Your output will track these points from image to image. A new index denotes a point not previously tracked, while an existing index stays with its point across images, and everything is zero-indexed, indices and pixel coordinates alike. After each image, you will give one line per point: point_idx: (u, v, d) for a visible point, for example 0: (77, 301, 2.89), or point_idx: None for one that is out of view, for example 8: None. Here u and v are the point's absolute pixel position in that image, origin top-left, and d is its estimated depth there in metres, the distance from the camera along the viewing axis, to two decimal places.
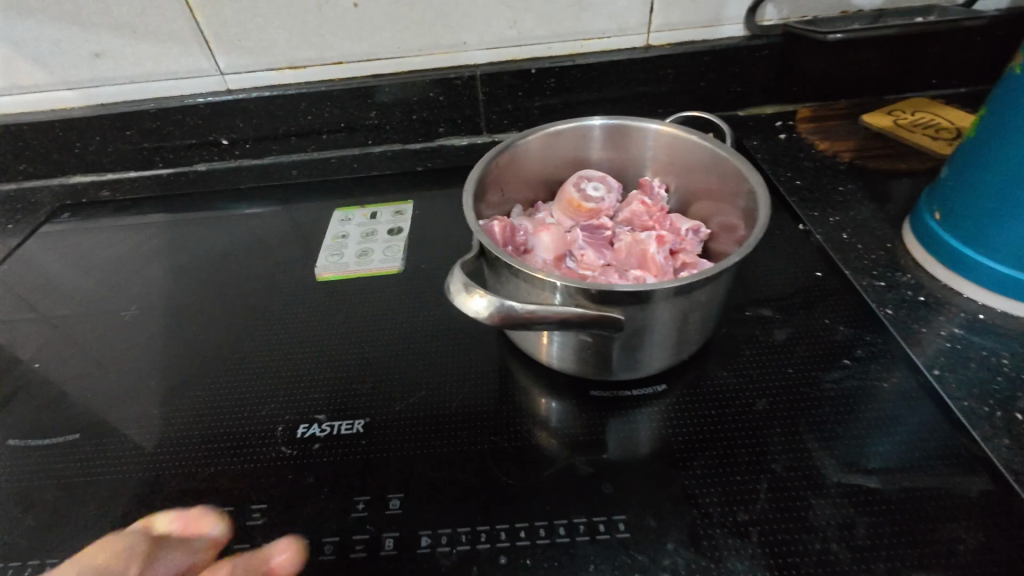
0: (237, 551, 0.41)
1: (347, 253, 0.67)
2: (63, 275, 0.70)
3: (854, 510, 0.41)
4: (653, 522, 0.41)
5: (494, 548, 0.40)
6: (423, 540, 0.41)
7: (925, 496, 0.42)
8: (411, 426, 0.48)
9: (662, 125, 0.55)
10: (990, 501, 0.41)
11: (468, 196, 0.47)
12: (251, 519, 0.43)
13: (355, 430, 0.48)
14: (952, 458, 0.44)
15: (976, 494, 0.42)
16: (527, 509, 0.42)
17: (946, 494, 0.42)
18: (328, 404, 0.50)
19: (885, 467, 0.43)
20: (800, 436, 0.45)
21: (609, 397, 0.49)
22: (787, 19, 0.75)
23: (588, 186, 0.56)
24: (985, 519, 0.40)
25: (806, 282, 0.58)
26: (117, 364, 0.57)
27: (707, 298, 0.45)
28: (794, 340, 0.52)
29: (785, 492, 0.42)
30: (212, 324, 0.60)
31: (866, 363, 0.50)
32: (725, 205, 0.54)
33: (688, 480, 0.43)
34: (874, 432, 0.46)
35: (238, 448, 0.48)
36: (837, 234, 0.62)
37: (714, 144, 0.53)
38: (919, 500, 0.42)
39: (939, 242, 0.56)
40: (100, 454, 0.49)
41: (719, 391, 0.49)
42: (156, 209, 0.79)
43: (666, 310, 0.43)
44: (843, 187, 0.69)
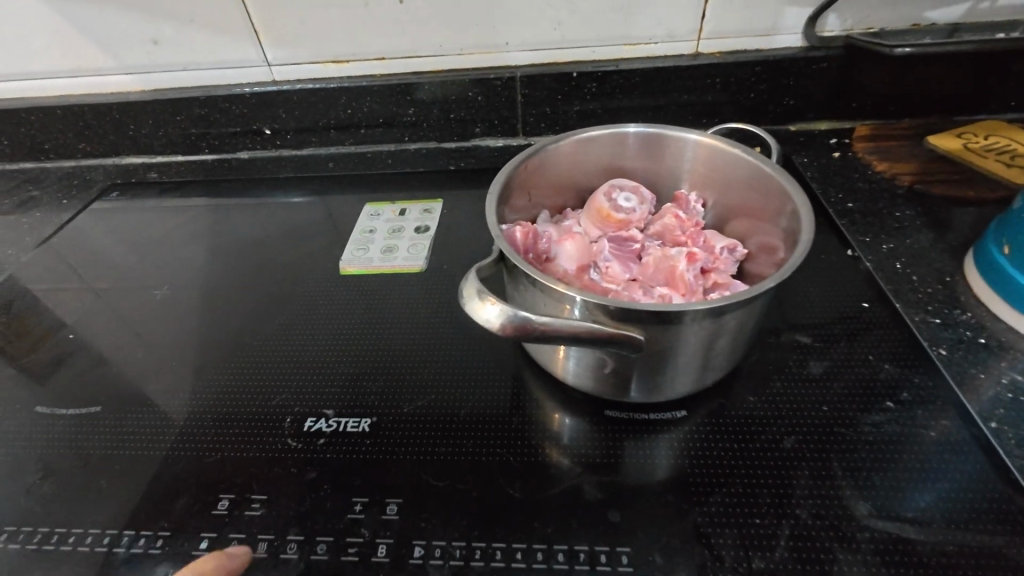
0: (233, 541, 0.41)
1: (372, 247, 0.67)
2: (109, 250, 0.73)
3: (886, 570, 0.37)
4: (659, 558, 0.38)
5: (488, 567, 0.38)
6: (416, 550, 0.39)
7: (970, 563, 0.37)
8: (417, 430, 0.47)
9: (702, 135, 0.52)
10: None
11: (491, 198, 0.46)
12: (249, 510, 0.43)
13: (360, 429, 0.47)
14: (1005, 522, 0.39)
15: None
16: (526, 529, 0.40)
17: (995, 562, 0.37)
18: (337, 399, 0.50)
19: (927, 525, 0.39)
20: (830, 481, 0.42)
21: (624, 419, 0.47)
22: (850, 30, 0.71)
23: (619, 196, 0.53)
24: None
25: (851, 312, 0.54)
26: (143, 341, 0.59)
27: (737, 323, 0.42)
28: (832, 374, 0.48)
29: (808, 542, 0.38)
30: (237, 308, 0.61)
31: (912, 408, 0.46)
32: (764, 225, 0.51)
33: (700, 517, 0.40)
34: (917, 484, 0.41)
35: (247, 436, 0.48)
36: (889, 262, 0.58)
37: (757, 158, 0.49)
38: (965, 567, 0.37)
39: (1007, 280, 0.51)
40: (117, 428, 0.50)
41: (744, 422, 0.46)
42: (199, 193, 0.81)
43: (692, 332, 0.40)
44: (900, 213, 0.64)
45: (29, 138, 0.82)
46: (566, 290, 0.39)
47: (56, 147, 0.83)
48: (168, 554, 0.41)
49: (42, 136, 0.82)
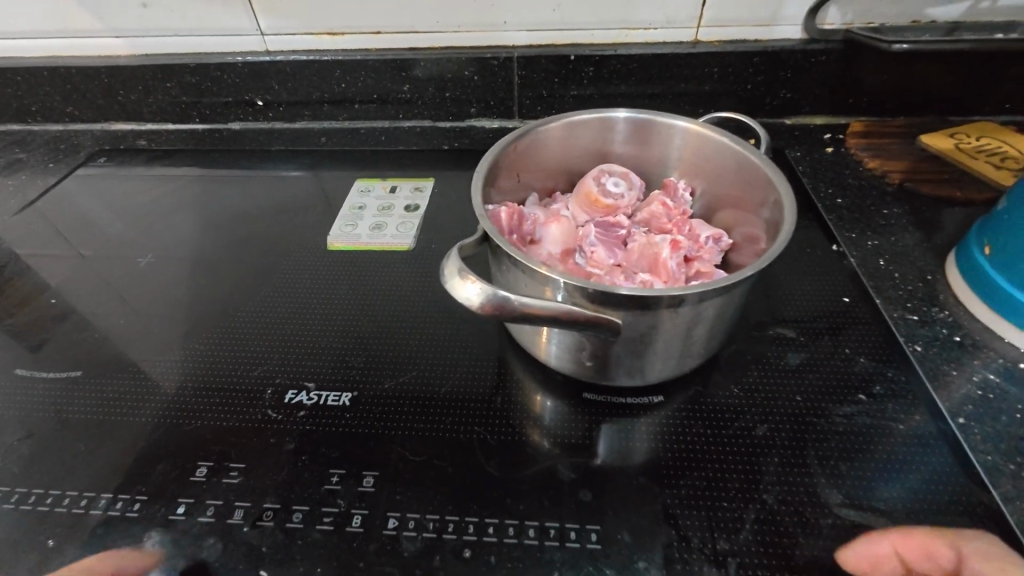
0: (209, 507, 0.41)
1: (362, 224, 0.67)
2: (95, 216, 0.72)
3: (846, 556, 0.38)
4: (628, 538, 0.38)
5: (460, 540, 0.38)
6: (390, 521, 0.39)
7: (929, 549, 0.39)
8: (397, 406, 0.47)
9: (692, 123, 0.52)
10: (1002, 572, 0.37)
11: (478, 177, 0.46)
12: (227, 477, 0.43)
13: (341, 403, 0.48)
14: (962, 515, 0.40)
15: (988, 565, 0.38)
16: (499, 505, 0.40)
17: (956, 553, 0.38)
18: (319, 373, 0.50)
19: (890, 515, 0.40)
20: (799, 468, 0.42)
21: (602, 403, 0.47)
22: (850, 24, 0.70)
23: (608, 180, 0.53)
24: None
25: (832, 306, 0.54)
26: (127, 309, 0.58)
27: (717, 309, 0.42)
28: (808, 366, 0.49)
29: (772, 526, 0.39)
30: (224, 278, 0.61)
31: (883, 401, 0.46)
32: (749, 216, 0.51)
33: (670, 500, 0.41)
34: (882, 476, 0.42)
35: (229, 405, 0.48)
36: (872, 259, 0.59)
37: (745, 149, 0.49)
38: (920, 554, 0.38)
39: (986, 280, 0.52)
40: (97, 395, 0.50)
41: (720, 409, 0.46)
42: (189, 162, 0.80)
43: (673, 317, 0.41)
44: (888, 211, 0.64)
45: (15, 99, 0.81)
46: (546, 270, 0.39)
47: (42, 109, 0.82)
48: (145, 519, 0.41)
49: (29, 97, 0.81)
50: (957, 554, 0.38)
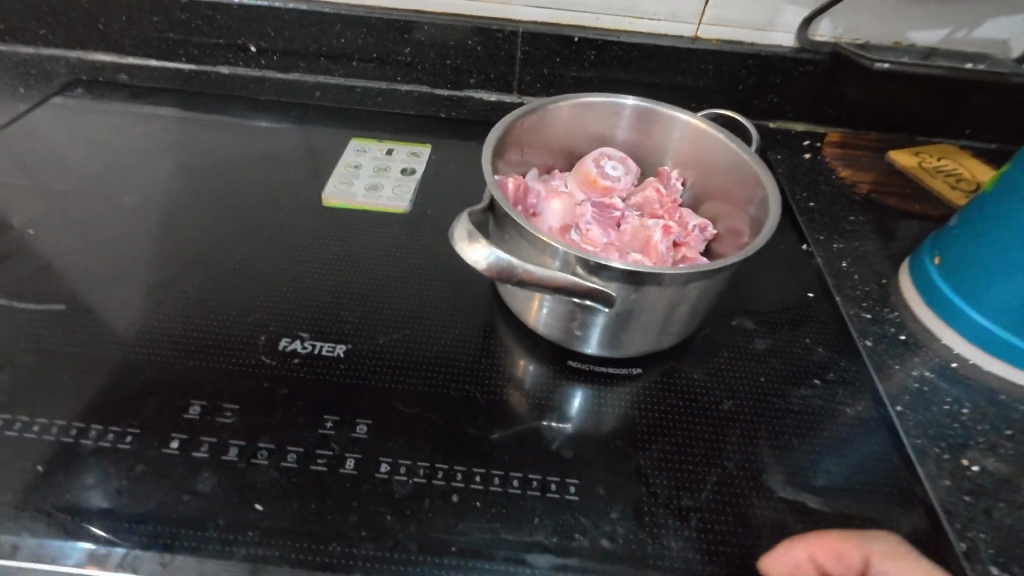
0: (204, 443, 0.42)
1: (357, 183, 0.67)
2: (73, 150, 0.69)
3: (792, 517, 0.42)
4: (603, 491, 0.42)
5: (449, 486, 0.41)
6: (382, 466, 0.41)
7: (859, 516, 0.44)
8: (391, 360, 0.49)
9: (693, 117, 0.55)
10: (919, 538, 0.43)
11: (488, 148, 0.48)
12: (221, 417, 0.43)
13: (335, 353, 0.49)
14: (892, 489, 0.45)
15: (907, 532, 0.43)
16: (486, 457, 0.43)
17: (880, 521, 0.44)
18: (314, 324, 0.51)
19: (833, 484, 0.45)
20: (757, 440, 0.47)
21: (585, 370, 0.50)
22: (839, 39, 0.76)
23: (607, 164, 0.55)
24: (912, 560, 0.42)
25: (798, 300, 0.59)
26: (114, 249, 0.58)
27: (699, 292, 0.46)
28: (772, 351, 0.54)
29: (731, 488, 0.43)
30: (214, 226, 0.61)
31: (834, 386, 0.51)
32: (735, 210, 0.54)
33: (642, 459, 0.44)
34: (829, 451, 0.47)
35: (222, 348, 0.49)
36: (837, 261, 0.64)
37: (740, 150, 0.52)
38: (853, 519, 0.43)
39: (933, 287, 0.57)
40: (82, 330, 0.49)
41: (691, 384, 0.50)
42: (173, 103, 0.78)
43: (661, 294, 0.44)
44: (854, 218, 0.70)
45: None
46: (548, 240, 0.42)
47: (12, 29, 0.77)
48: (136, 451, 0.41)
49: None
50: (863, 555, 0.40)
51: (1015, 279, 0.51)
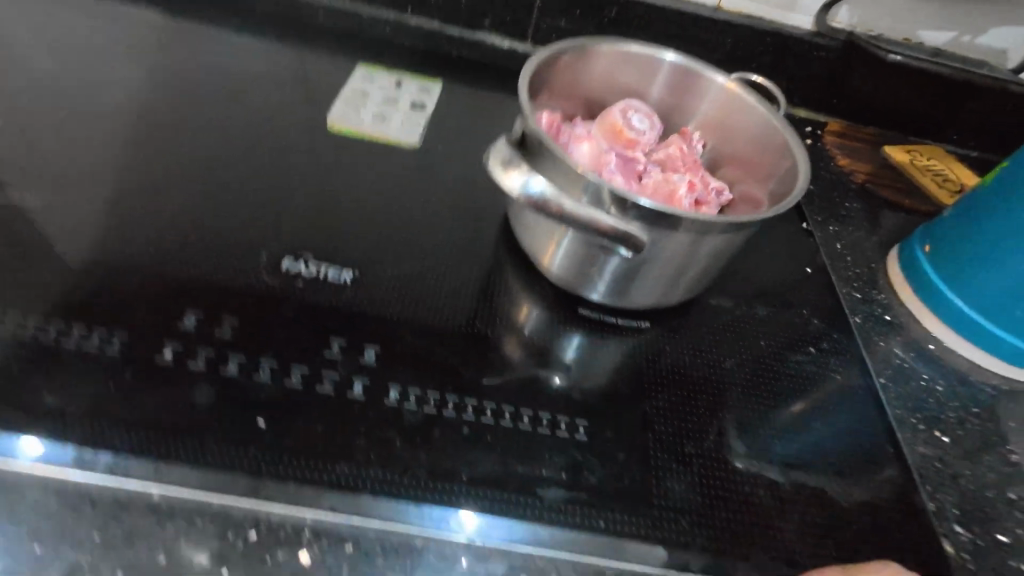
0: (199, 355, 0.39)
1: (364, 111, 0.64)
2: (40, 43, 0.62)
3: (787, 469, 0.44)
4: (610, 434, 0.42)
5: (459, 417, 0.40)
6: (391, 393, 0.40)
7: (849, 474, 0.45)
8: (400, 292, 0.48)
9: (728, 80, 0.54)
10: (903, 496, 0.45)
11: (524, 79, 0.46)
12: (218, 331, 0.41)
13: (342, 280, 0.47)
14: (877, 450, 0.48)
15: (893, 488, 0.45)
16: (497, 392, 0.42)
17: (869, 479, 0.46)
18: (320, 249, 0.49)
19: (823, 444, 0.47)
20: (757, 397, 0.48)
21: (594, 320, 0.50)
22: (854, 27, 0.77)
23: (633, 116, 0.54)
24: (897, 515, 0.44)
25: (796, 274, 0.61)
26: (92, 153, 0.53)
27: (727, 244, 0.45)
28: (773, 318, 0.55)
29: (731, 439, 0.44)
30: (206, 142, 0.57)
31: (827, 355, 0.54)
32: (756, 179, 0.53)
33: (649, 407, 0.45)
34: (821, 413, 0.49)
35: (218, 264, 0.46)
36: (832, 242, 0.66)
37: (772, 118, 0.52)
38: (844, 475, 0.45)
39: (921, 273, 0.60)
40: (59, 232, 0.45)
41: (697, 341, 0.51)
42: (156, 7, 0.71)
43: (688, 245, 0.44)
44: (849, 204, 0.72)
45: None
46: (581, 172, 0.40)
47: None
48: (122, 358, 0.38)
49: None
50: None
51: (1009, 267, 0.53)
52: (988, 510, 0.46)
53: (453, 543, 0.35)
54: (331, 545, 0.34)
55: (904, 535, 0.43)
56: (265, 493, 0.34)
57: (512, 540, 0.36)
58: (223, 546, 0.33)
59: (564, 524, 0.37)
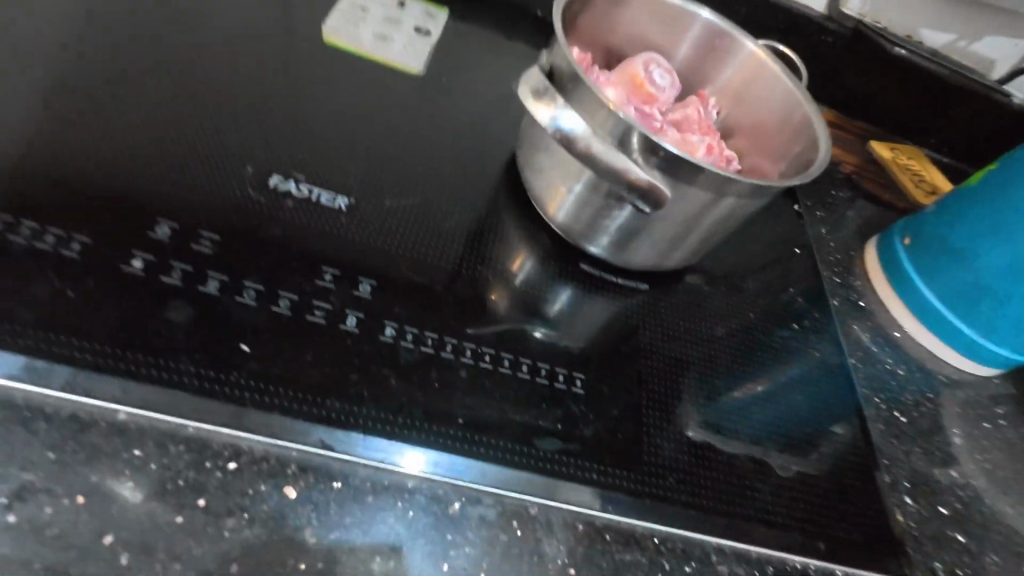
0: (176, 269, 0.36)
1: (363, 27, 0.57)
2: None
3: (767, 436, 0.45)
4: (606, 390, 0.42)
5: (457, 360, 0.39)
6: (387, 329, 0.38)
7: (825, 444, 0.47)
8: (399, 225, 0.44)
9: (759, 47, 0.51)
10: (872, 466, 0.47)
11: (555, 12, 0.43)
12: (198, 245, 0.37)
13: (336, 205, 0.43)
14: (850, 423, 0.50)
15: (863, 456, 0.48)
16: (496, 338, 0.41)
17: (843, 449, 0.48)
18: (313, 170, 0.45)
19: (801, 415, 0.49)
20: (742, 366, 0.49)
21: (594, 276, 0.49)
22: (863, 17, 0.77)
23: (655, 71, 0.52)
24: (867, 483, 0.46)
25: (785, 253, 0.62)
26: (48, 31, 0.46)
27: (746, 215, 0.44)
28: (761, 294, 0.56)
29: (718, 404, 0.45)
30: (183, 36, 0.50)
31: (808, 332, 0.56)
32: (769, 155, 0.52)
33: (643, 367, 0.45)
34: (799, 385, 0.51)
35: (198, 173, 0.41)
36: (817, 227, 0.68)
37: (799, 91, 0.49)
38: (820, 444, 0.47)
39: (897, 264, 0.62)
40: (14, 118, 0.40)
41: (691, 307, 0.52)
42: None
43: (707, 211, 0.42)
44: (836, 192, 0.74)
45: None
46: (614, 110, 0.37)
47: None
48: (86, 263, 0.34)
49: None
50: None
51: (981, 258, 0.55)
52: (935, 485, 0.50)
53: (446, 484, 0.34)
54: (318, 480, 0.32)
55: (873, 501, 0.45)
56: (248, 421, 0.32)
57: (466, 479, 0.34)
58: (198, 474, 0.30)
59: (522, 467, 0.36)
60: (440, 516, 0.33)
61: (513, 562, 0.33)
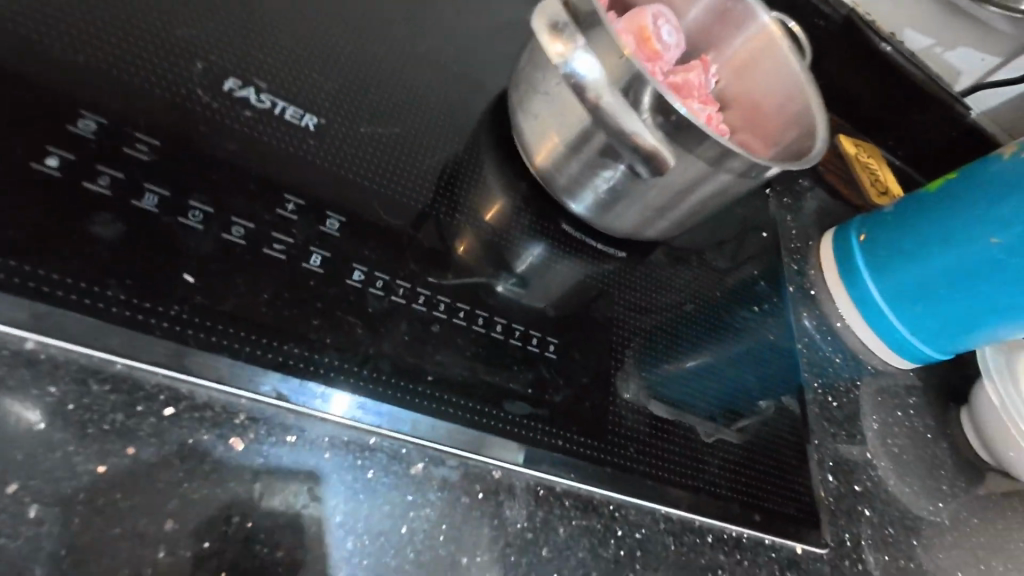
0: (104, 175, 0.30)
1: None
2: None
3: (722, 412, 0.47)
4: (577, 356, 0.41)
5: (429, 314, 0.36)
6: (355, 273, 0.35)
7: (769, 422, 0.50)
8: (374, 158, 0.40)
9: (773, 19, 0.49)
10: (804, 445, 0.51)
11: None
12: (132, 149, 0.31)
13: (303, 124, 0.38)
14: (792, 404, 0.53)
15: (798, 437, 0.51)
16: (472, 294, 0.38)
17: (783, 428, 0.50)
18: (278, 78, 0.39)
19: (752, 394, 0.51)
20: (706, 342, 0.50)
21: (575, 238, 0.47)
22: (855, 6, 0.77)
23: (663, 26, 0.48)
24: (799, 459, 0.49)
25: (754, 236, 0.63)
26: None
27: (737, 194, 0.43)
28: (727, 273, 0.57)
29: (682, 377, 0.46)
30: None
31: (765, 316, 0.58)
32: (763, 135, 0.50)
33: (615, 336, 0.44)
34: (753, 366, 0.53)
35: (135, 59, 0.34)
36: (782, 214, 0.69)
37: (805, 82, 0.47)
38: (764, 423, 0.50)
39: (850, 257, 0.64)
40: None
41: (666, 281, 0.51)
42: None
43: (703, 182, 0.40)
44: (804, 182, 0.75)
45: None
46: (626, 58, 0.34)
47: None
48: None
49: None
50: None
51: (932, 260, 0.57)
52: (853, 464, 0.54)
53: (409, 443, 0.32)
54: (269, 432, 0.29)
55: (803, 477, 0.48)
56: (190, 362, 0.28)
57: (421, 436, 0.32)
58: (128, 419, 0.26)
59: (462, 420, 0.34)
60: (400, 476, 0.31)
61: (473, 526, 0.32)
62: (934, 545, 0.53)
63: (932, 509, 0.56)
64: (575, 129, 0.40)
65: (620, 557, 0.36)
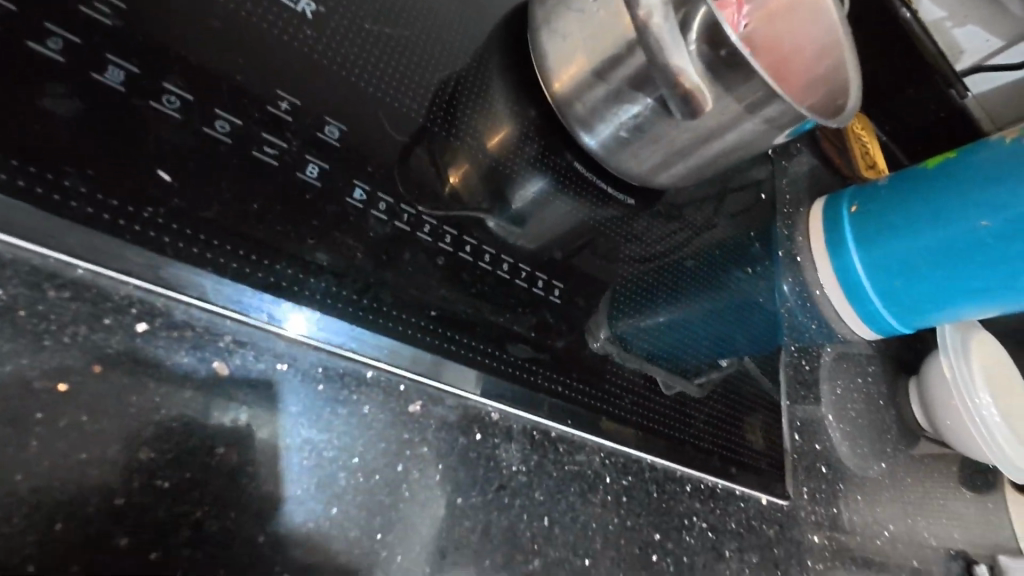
0: (56, 36, 0.24)
1: None
2: None
3: (709, 368, 0.48)
4: (581, 302, 0.39)
5: (434, 246, 0.33)
6: (356, 191, 0.31)
7: (747, 381, 0.51)
8: (379, 64, 0.36)
9: None
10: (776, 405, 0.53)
11: None
12: (92, 10, 0.26)
13: (298, 9, 0.34)
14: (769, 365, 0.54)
15: (772, 398, 0.53)
16: (478, 228, 0.36)
17: (759, 387, 0.52)
18: None
19: (737, 353, 0.52)
20: (700, 299, 0.50)
21: (585, 178, 0.43)
22: None
23: None
24: (771, 417, 0.51)
25: (752, 197, 0.62)
26: None
27: (761, 147, 0.40)
28: (724, 232, 0.57)
29: (676, 332, 0.46)
30: None
31: (756, 278, 0.58)
32: (790, 88, 0.48)
33: (618, 285, 0.43)
34: (741, 326, 0.54)
35: None
36: (778, 179, 0.69)
37: (843, 36, 0.45)
38: (744, 381, 0.51)
39: (839, 228, 0.63)
40: None
41: (669, 234, 0.50)
42: None
43: (730, 130, 0.38)
44: (801, 148, 0.75)
45: None
46: None
47: None
48: None
49: None
50: None
51: (922, 237, 0.58)
52: (817, 425, 0.57)
53: (407, 379, 0.30)
54: (258, 357, 0.26)
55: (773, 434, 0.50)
56: (168, 273, 0.24)
57: (420, 373, 0.30)
58: (93, 333, 0.23)
59: (438, 352, 0.31)
60: (397, 414, 0.29)
61: (469, 467, 0.31)
62: (876, 501, 0.57)
63: (877, 469, 0.60)
64: (606, 52, 0.36)
65: (607, 502, 0.36)
